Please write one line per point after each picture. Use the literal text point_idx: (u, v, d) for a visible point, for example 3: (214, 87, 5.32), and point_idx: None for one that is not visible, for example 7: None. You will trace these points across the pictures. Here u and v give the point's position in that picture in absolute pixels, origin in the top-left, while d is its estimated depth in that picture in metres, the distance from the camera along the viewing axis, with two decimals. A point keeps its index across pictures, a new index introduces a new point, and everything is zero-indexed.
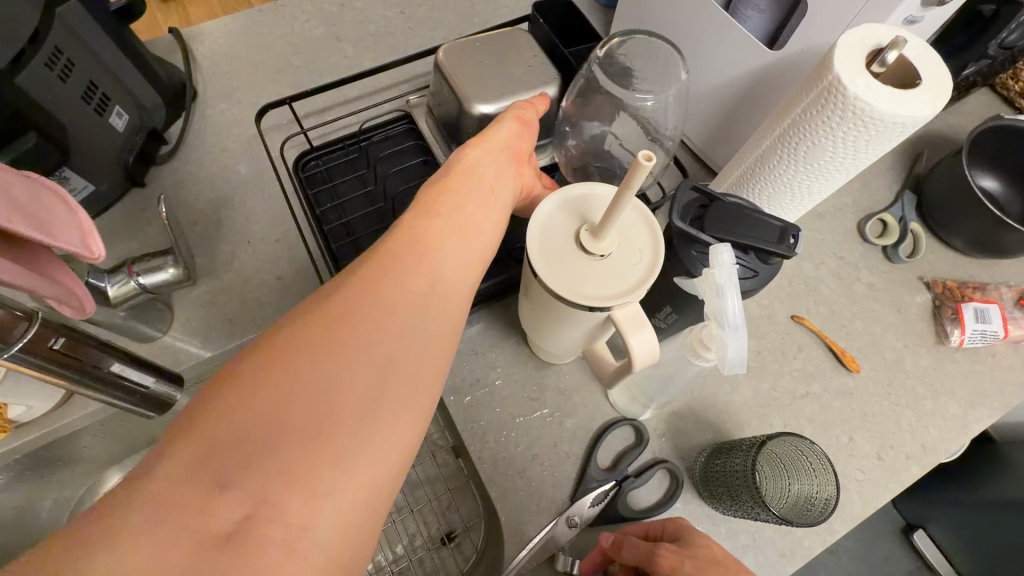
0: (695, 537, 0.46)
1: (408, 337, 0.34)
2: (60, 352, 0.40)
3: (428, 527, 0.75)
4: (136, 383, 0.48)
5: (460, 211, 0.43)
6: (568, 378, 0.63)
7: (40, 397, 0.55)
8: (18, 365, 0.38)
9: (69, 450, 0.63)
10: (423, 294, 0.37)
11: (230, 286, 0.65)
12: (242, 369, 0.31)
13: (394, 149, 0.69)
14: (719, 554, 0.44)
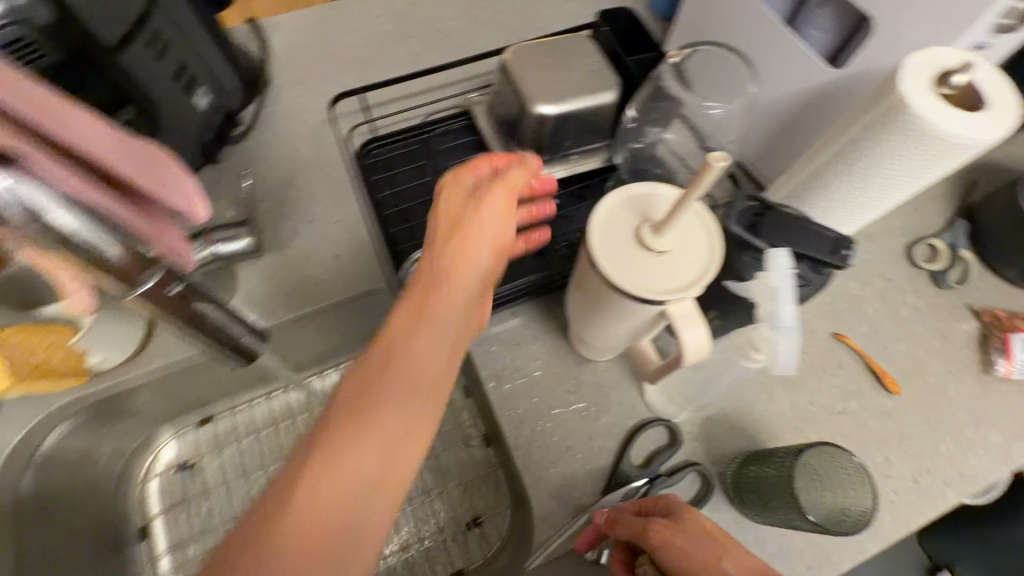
0: (688, 513, 0.48)
1: (391, 467, 0.40)
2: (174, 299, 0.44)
3: (455, 512, 0.77)
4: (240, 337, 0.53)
5: (434, 319, 0.46)
6: (607, 375, 0.64)
7: (116, 348, 0.60)
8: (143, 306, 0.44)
9: (132, 404, 0.68)
10: (407, 416, 0.42)
11: (290, 262, 0.69)
12: (255, 524, 0.36)
13: (450, 145, 0.71)
14: (712, 530, 0.47)
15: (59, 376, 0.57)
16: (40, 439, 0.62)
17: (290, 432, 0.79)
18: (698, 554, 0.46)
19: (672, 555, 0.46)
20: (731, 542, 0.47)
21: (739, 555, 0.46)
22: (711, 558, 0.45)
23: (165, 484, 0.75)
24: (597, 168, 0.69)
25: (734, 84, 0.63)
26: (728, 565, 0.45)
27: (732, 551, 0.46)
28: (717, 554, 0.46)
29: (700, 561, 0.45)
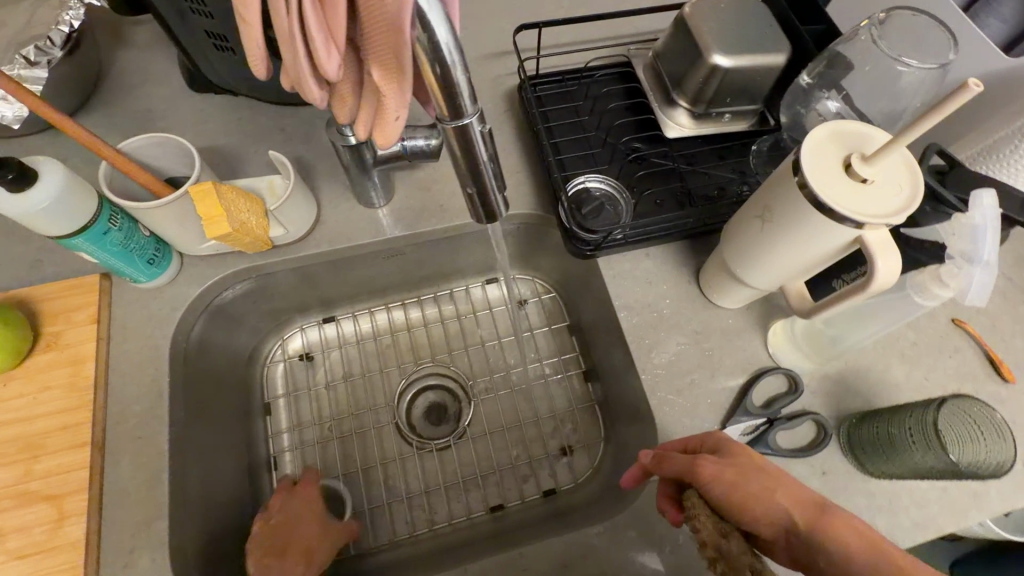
0: (736, 450, 0.52)
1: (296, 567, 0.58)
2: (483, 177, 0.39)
3: (543, 440, 0.79)
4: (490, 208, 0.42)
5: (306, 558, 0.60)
6: (732, 322, 0.67)
7: (296, 226, 0.66)
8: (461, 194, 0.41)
9: (282, 284, 0.73)
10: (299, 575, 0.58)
11: (443, 178, 0.74)
12: None
13: (605, 91, 0.75)
14: (760, 464, 0.50)
15: (249, 236, 0.61)
16: (211, 296, 0.68)
17: (404, 342, 0.85)
18: (748, 486, 0.48)
19: (722, 488, 0.48)
20: (781, 476, 0.49)
21: (792, 488, 0.48)
22: (763, 491, 0.48)
23: (289, 368, 0.81)
24: (745, 131, 0.73)
25: (941, 49, 0.57)
26: (782, 498, 0.47)
27: (783, 485, 0.48)
28: (769, 488, 0.48)
29: (750, 492, 0.48)
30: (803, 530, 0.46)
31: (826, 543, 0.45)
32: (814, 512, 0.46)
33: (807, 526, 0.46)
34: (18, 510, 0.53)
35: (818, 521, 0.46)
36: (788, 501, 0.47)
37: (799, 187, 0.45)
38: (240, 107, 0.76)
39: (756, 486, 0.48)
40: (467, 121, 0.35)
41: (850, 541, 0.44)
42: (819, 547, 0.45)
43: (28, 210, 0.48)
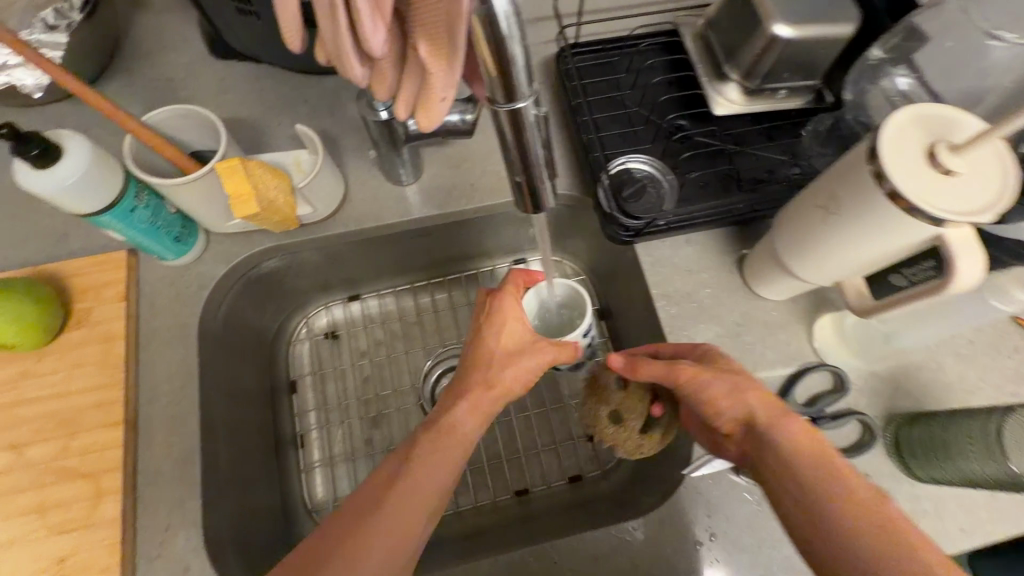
0: (724, 358, 0.54)
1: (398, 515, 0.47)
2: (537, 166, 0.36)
3: (569, 425, 0.77)
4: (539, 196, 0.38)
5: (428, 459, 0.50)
6: (776, 315, 0.64)
7: (323, 204, 0.64)
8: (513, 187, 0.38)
9: (307, 262, 0.71)
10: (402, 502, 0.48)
11: (475, 155, 0.71)
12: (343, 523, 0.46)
13: (648, 63, 0.70)
14: (741, 372, 0.52)
15: (277, 215, 0.59)
16: (242, 272, 0.67)
17: (429, 322, 0.83)
18: (720, 384, 0.51)
19: (693, 385, 0.51)
20: (753, 379, 0.52)
21: (762, 394, 0.50)
22: (732, 390, 0.50)
23: (314, 345, 0.81)
24: (798, 109, 0.67)
25: None
26: (748, 397, 0.50)
27: (755, 389, 0.51)
28: (739, 387, 0.51)
29: (722, 390, 0.51)
30: (758, 427, 0.49)
31: (776, 441, 0.48)
32: (775, 416, 0.49)
33: (763, 427, 0.49)
34: (56, 486, 0.53)
35: (776, 422, 0.49)
36: (753, 400, 0.50)
37: (876, 177, 0.41)
38: (263, 76, 0.73)
39: (728, 383, 0.51)
40: (521, 105, 0.31)
41: (798, 445, 0.47)
42: (769, 444, 0.48)
43: (56, 186, 0.47)
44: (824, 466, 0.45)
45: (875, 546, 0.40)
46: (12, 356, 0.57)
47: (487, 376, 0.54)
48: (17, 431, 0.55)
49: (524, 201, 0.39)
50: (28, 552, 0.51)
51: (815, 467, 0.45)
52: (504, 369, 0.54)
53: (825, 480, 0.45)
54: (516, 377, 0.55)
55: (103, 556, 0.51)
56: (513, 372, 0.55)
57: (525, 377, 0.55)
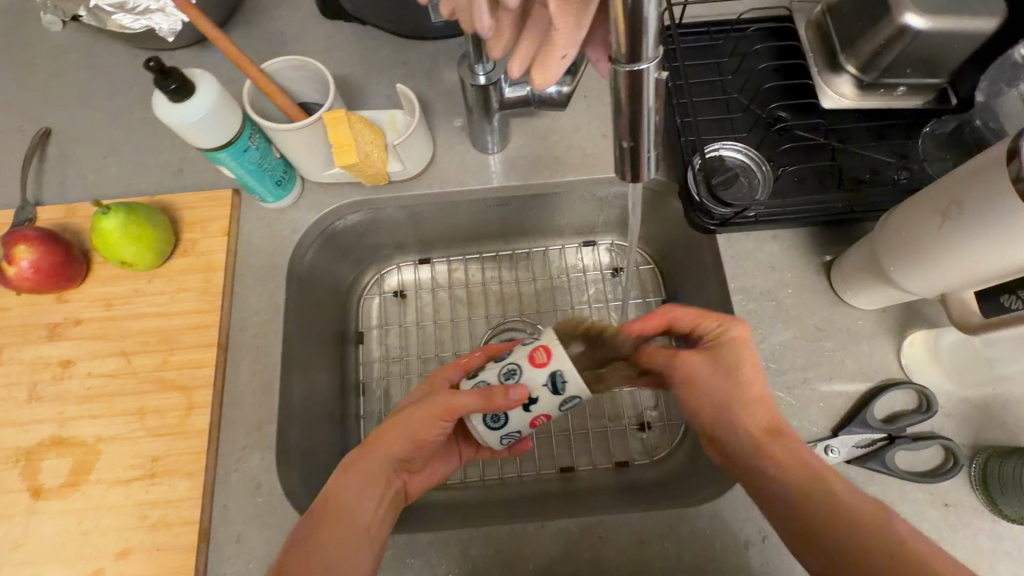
0: (731, 348, 0.51)
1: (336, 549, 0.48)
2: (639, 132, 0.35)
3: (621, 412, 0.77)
4: (642, 164, 0.37)
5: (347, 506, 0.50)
6: (862, 324, 0.61)
7: (412, 164, 0.66)
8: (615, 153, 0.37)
9: (389, 221, 0.75)
10: (342, 526, 0.49)
11: (561, 129, 0.71)
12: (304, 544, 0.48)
13: (754, 48, 0.67)
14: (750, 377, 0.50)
15: (371, 170, 0.61)
16: (330, 222, 0.70)
17: (492, 293, 0.84)
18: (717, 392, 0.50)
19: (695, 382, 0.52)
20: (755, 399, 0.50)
21: (764, 411, 0.49)
22: (727, 394, 0.50)
23: (382, 301, 0.84)
24: (915, 110, 0.63)
25: None
26: (739, 416, 0.49)
27: (756, 404, 0.49)
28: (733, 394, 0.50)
29: (720, 399, 0.50)
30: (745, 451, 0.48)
31: (774, 454, 0.47)
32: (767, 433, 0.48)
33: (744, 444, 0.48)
34: (155, 394, 0.59)
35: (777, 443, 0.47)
36: (744, 420, 0.49)
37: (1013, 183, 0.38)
38: (367, 37, 0.76)
39: (724, 391, 0.50)
40: (643, 66, 0.31)
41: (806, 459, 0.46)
42: (756, 469, 0.47)
43: (179, 121, 0.50)
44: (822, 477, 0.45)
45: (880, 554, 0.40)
46: (128, 273, 0.63)
47: (369, 443, 0.53)
48: (127, 340, 0.61)
49: (625, 169, 0.38)
50: (128, 448, 0.57)
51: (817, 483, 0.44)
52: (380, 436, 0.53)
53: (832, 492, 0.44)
54: (392, 446, 0.53)
55: (189, 463, 0.56)
56: (396, 433, 0.53)
57: (407, 443, 0.53)
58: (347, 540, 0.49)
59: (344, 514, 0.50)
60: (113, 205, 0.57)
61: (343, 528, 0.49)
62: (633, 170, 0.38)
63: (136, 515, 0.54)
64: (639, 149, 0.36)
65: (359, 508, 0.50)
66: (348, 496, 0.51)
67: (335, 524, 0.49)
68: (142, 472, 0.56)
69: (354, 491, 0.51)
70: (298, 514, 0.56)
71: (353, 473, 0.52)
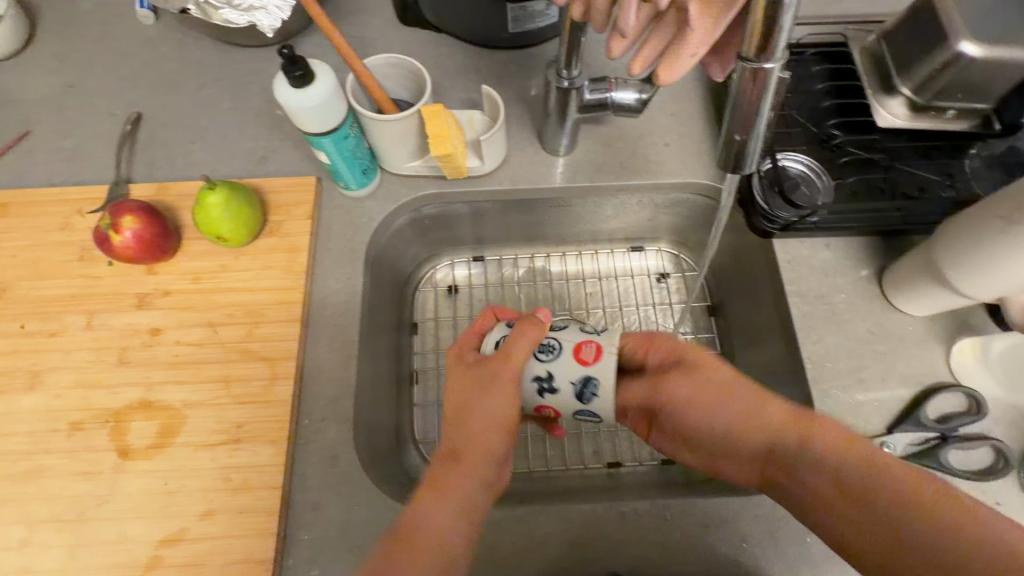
0: (692, 374, 0.53)
1: (443, 540, 0.43)
2: (752, 127, 0.39)
3: None
4: (747, 158, 0.41)
5: (444, 495, 0.45)
6: (912, 330, 0.64)
7: (489, 161, 0.70)
8: (724, 146, 0.41)
9: (453, 215, 0.78)
10: (450, 510, 0.45)
11: (626, 137, 0.75)
12: (402, 539, 0.43)
13: (811, 70, 0.72)
14: (711, 387, 0.53)
15: (456, 164, 0.65)
16: (402, 213, 0.74)
17: (544, 292, 0.87)
18: (729, 425, 0.52)
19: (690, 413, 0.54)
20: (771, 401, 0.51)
21: (780, 406, 0.51)
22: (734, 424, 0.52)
23: (437, 295, 0.87)
24: (961, 132, 0.67)
25: None
26: (768, 408, 0.51)
27: (767, 404, 0.51)
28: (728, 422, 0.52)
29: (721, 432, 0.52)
30: (779, 462, 0.50)
31: (808, 476, 0.48)
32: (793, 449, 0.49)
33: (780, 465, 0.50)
34: (241, 363, 0.61)
35: (804, 439, 0.48)
36: (774, 426, 0.50)
37: None
38: (442, 44, 0.81)
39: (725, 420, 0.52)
40: (770, 65, 0.35)
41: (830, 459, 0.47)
42: (802, 476, 0.48)
43: (295, 105, 0.54)
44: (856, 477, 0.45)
45: (951, 539, 0.40)
46: (217, 249, 0.66)
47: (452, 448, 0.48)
48: (215, 312, 0.64)
49: (729, 161, 0.42)
50: (214, 414, 0.59)
51: (856, 472, 0.46)
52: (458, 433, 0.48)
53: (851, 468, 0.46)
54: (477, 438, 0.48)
55: (272, 430, 0.58)
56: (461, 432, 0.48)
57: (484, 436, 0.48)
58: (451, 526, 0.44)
59: (410, 544, 0.42)
60: (218, 182, 0.61)
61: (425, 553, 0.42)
62: (738, 164, 0.42)
63: (221, 478, 0.56)
64: (749, 143, 0.40)
65: (460, 509, 0.45)
66: (428, 524, 0.43)
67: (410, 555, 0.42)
68: (228, 437, 0.58)
69: (444, 512, 0.44)
70: (373, 486, 0.58)
71: (438, 490, 0.45)
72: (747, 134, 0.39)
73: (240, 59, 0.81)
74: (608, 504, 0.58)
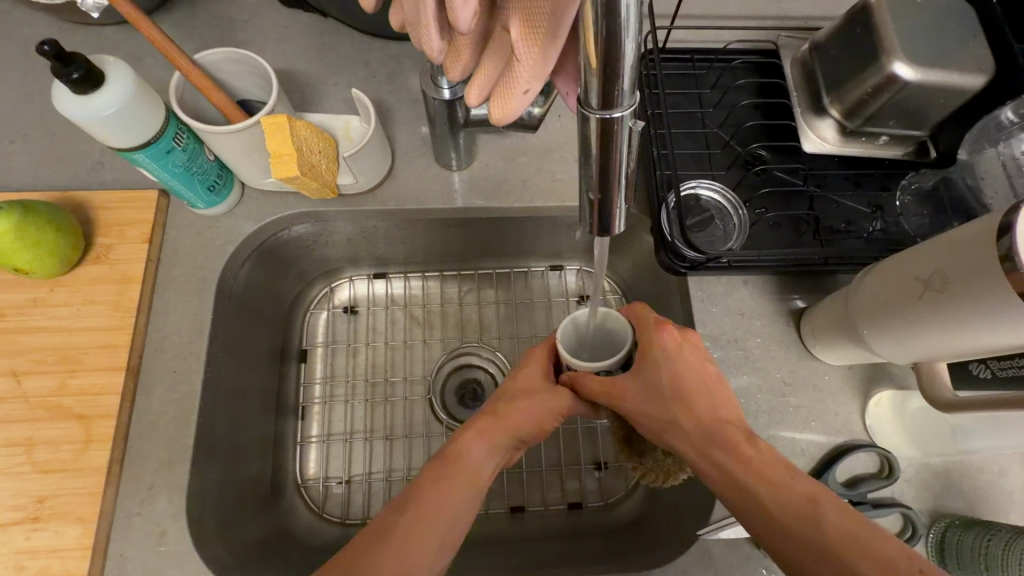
0: (681, 366, 0.46)
1: (431, 526, 0.42)
2: (609, 186, 0.30)
3: (575, 451, 0.72)
4: (613, 221, 0.33)
5: (444, 491, 0.44)
6: (828, 380, 0.58)
7: (367, 178, 0.60)
8: (585, 206, 0.32)
9: (337, 233, 0.68)
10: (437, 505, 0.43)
11: (533, 150, 0.66)
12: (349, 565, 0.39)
13: (737, 82, 0.64)
14: (685, 386, 0.45)
15: (318, 182, 0.55)
16: (271, 232, 0.64)
17: (450, 316, 0.78)
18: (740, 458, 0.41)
19: (627, 402, 0.47)
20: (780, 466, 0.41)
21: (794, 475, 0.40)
22: (667, 414, 0.45)
23: (330, 318, 0.77)
24: (895, 159, 0.60)
25: None
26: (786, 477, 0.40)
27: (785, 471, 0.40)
28: (674, 414, 0.45)
29: (765, 484, 0.40)
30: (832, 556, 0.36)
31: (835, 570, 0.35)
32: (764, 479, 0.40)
33: (727, 486, 0.41)
34: (48, 423, 0.51)
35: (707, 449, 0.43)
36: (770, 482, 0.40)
37: (1004, 261, 0.36)
38: (326, 31, 0.69)
39: (662, 410, 0.45)
40: (616, 115, 0.27)
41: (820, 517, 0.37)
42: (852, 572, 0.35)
43: (85, 116, 0.43)
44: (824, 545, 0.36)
45: None
46: (25, 281, 0.55)
47: (497, 410, 0.50)
48: (19, 358, 0.53)
49: (591, 222, 0.33)
50: (10, 486, 0.49)
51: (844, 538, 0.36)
52: (514, 409, 0.49)
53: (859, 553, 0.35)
54: (528, 424, 0.49)
55: (81, 506, 0.49)
56: (520, 413, 0.49)
57: (528, 421, 0.50)
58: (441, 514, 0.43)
59: (451, 470, 0.45)
60: (7, 203, 0.49)
61: (453, 483, 0.44)
62: (603, 226, 0.33)
63: (11, 566, 0.47)
64: (611, 204, 0.32)
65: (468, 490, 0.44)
66: (471, 463, 0.46)
67: (445, 482, 0.44)
68: (24, 515, 0.48)
69: (487, 455, 0.47)
70: (208, 570, 0.50)
71: (482, 436, 0.47)
72: (606, 195, 0.31)
73: None
74: None
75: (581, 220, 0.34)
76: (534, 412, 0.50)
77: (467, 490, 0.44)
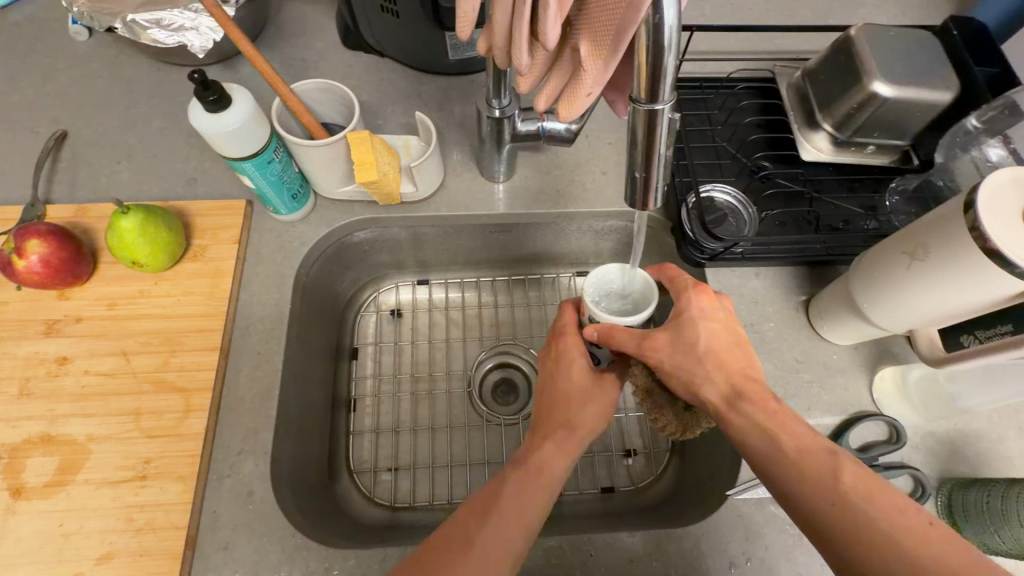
0: (715, 325, 0.53)
1: (505, 525, 0.47)
2: (653, 165, 0.39)
3: (608, 439, 0.77)
4: (654, 197, 0.41)
5: (521, 497, 0.49)
6: (837, 358, 0.65)
7: (425, 186, 0.70)
8: (632, 183, 0.41)
9: (392, 238, 0.77)
10: (511, 509, 0.48)
11: (564, 165, 0.76)
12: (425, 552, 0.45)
13: (741, 103, 0.74)
14: (717, 343, 0.52)
15: (386, 189, 0.65)
16: (336, 237, 0.73)
17: (487, 317, 0.84)
18: (762, 419, 0.48)
19: (661, 355, 0.53)
20: (789, 423, 0.47)
21: (802, 434, 0.47)
22: (699, 368, 0.51)
23: (379, 319, 0.84)
24: (883, 166, 0.70)
25: None
26: (799, 437, 0.46)
27: (790, 427, 0.47)
28: (703, 368, 0.51)
29: (783, 436, 0.46)
30: (844, 503, 0.42)
31: (849, 519, 0.41)
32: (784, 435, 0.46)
33: (756, 441, 0.47)
34: (152, 395, 0.59)
35: (734, 404, 0.49)
36: (786, 440, 0.46)
37: (970, 231, 0.44)
38: (384, 68, 0.81)
39: (692, 363, 0.52)
40: (659, 107, 0.36)
41: (831, 469, 0.44)
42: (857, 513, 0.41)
43: (213, 130, 0.53)
44: (844, 497, 0.42)
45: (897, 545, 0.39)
46: (134, 275, 0.64)
47: (565, 418, 0.55)
48: (128, 340, 0.61)
49: (635, 198, 0.42)
50: (120, 448, 0.56)
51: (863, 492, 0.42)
52: (580, 411, 0.56)
53: (875, 507, 0.41)
54: (592, 421, 0.56)
55: (182, 465, 0.56)
56: (584, 415, 0.56)
57: (590, 419, 0.56)
58: (526, 513, 0.49)
59: (532, 480, 0.51)
60: (133, 206, 0.59)
61: (532, 492, 0.50)
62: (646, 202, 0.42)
63: (123, 518, 0.53)
64: (653, 181, 0.40)
65: (546, 495, 0.50)
66: (548, 472, 0.52)
67: (524, 491, 0.50)
68: (133, 473, 0.55)
69: (563, 463, 0.53)
70: (290, 525, 0.55)
71: (554, 448, 0.53)
72: (650, 173, 0.39)
73: (176, 77, 0.79)
74: (534, 540, 0.57)
75: (628, 197, 0.42)
76: (592, 408, 0.57)
77: (547, 497, 0.50)
